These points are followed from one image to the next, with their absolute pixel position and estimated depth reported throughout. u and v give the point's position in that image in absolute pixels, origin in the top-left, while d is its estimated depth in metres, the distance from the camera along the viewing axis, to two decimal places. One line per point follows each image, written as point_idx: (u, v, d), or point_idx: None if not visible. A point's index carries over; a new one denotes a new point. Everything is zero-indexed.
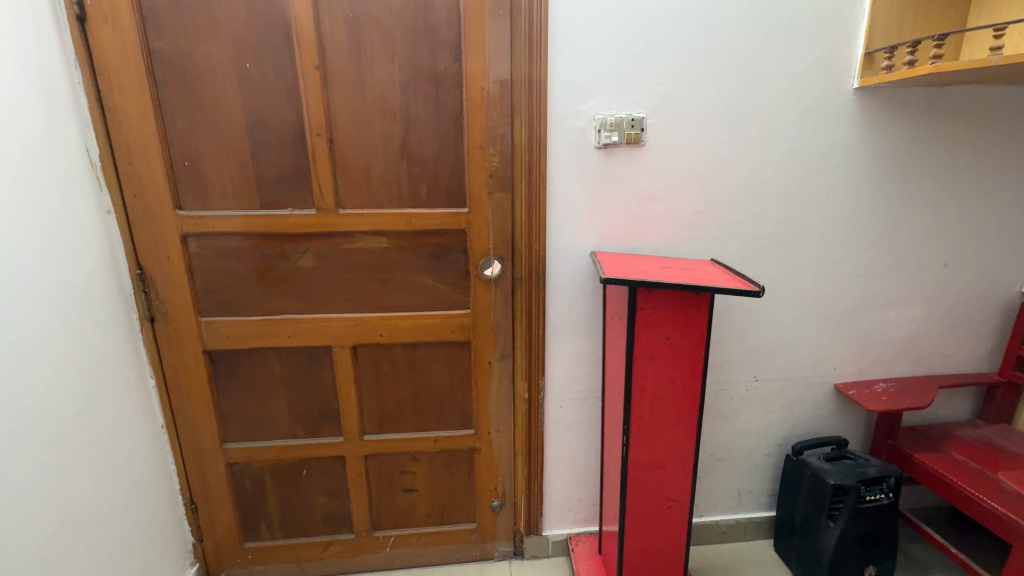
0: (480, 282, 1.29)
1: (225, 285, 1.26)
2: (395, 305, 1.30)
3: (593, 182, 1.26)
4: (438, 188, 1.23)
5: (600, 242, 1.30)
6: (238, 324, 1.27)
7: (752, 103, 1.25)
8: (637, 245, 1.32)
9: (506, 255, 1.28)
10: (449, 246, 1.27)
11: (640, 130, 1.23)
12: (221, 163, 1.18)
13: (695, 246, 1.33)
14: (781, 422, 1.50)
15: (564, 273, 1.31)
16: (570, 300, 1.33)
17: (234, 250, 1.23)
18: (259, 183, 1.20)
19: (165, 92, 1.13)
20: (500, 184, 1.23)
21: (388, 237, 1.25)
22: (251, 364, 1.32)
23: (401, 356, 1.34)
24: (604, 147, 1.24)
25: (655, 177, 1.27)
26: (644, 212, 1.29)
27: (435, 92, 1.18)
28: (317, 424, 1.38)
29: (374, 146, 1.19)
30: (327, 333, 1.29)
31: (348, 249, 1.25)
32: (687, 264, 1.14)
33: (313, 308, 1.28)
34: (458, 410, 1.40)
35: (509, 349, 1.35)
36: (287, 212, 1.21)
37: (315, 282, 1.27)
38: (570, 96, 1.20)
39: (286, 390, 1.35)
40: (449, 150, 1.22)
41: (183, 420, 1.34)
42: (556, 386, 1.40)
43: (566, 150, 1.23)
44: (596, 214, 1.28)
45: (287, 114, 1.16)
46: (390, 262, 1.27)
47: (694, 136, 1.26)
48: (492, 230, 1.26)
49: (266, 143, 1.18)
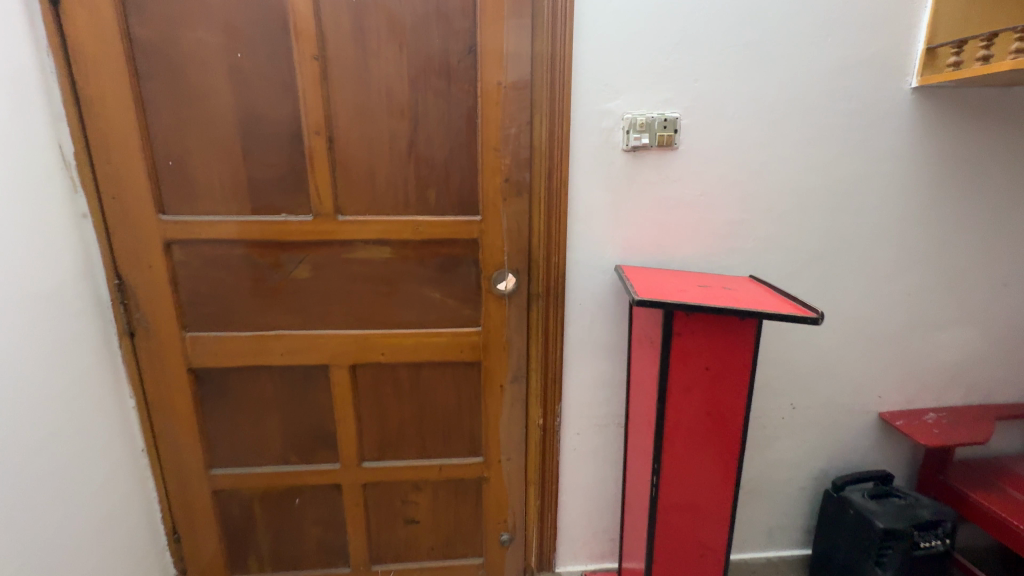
0: (491, 297, 1.17)
1: (212, 297, 1.14)
2: (399, 321, 1.18)
3: (620, 190, 1.14)
4: (448, 193, 1.11)
5: (625, 254, 1.18)
6: (227, 340, 1.16)
7: (797, 104, 1.12)
8: (665, 260, 1.19)
9: (522, 268, 1.16)
10: (459, 257, 1.15)
11: (673, 132, 1.10)
12: (210, 163, 1.06)
13: (729, 260, 1.21)
14: (819, 453, 1.37)
15: (585, 288, 1.19)
16: (591, 318, 1.21)
17: (223, 259, 1.12)
18: (251, 186, 1.08)
19: (148, 84, 1.02)
20: (517, 190, 1.11)
21: (393, 247, 1.13)
22: (240, 383, 1.20)
23: (404, 377, 1.22)
24: (633, 150, 1.11)
25: (687, 184, 1.15)
26: (674, 222, 1.17)
27: (447, 88, 1.06)
28: (311, 449, 1.26)
29: (379, 146, 1.07)
30: (323, 351, 1.18)
31: (348, 259, 1.13)
32: (727, 283, 1.01)
33: (309, 323, 1.17)
34: (466, 436, 1.28)
35: (523, 370, 1.23)
36: (281, 219, 1.09)
37: (312, 295, 1.15)
38: (595, 93, 1.08)
39: (279, 412, 1.23)
40: (461, 152, 1.10)
41: (166, 444, 1.22)
42: (573, 411, 1.27)
43: (591, 153, 1.11)
44: (621, 225, 1.16)
45: (283, 110, 1.05)
46: (394, 274, 1.15)
47: (732, 139, 1.13)
48: (507, 239, 1.14)
49: (260, 142, 1.06)
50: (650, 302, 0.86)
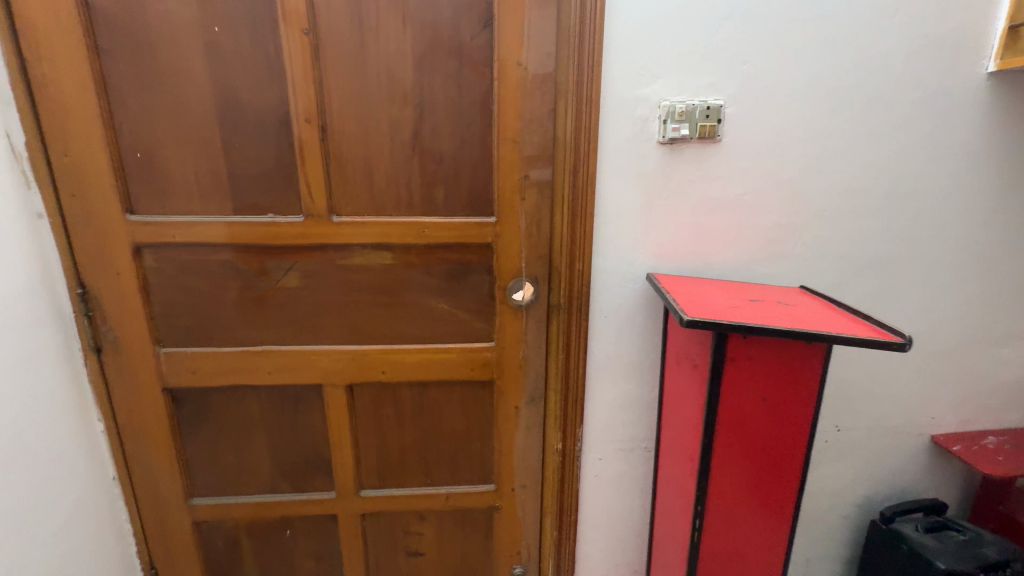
0: (507, 309, 1.04)
1: (190, 309, 1.00)
2: (402, 335, 1.05)
3: (655, 188, 1.00)
4: (458, 191, 0.97)
5: (658, 261, 1.04)
6: (207, 357, 1.02)
7: (857, 91, 0.99)
8: (703, 268, 1.05)
9: (541, 276, 1.03)
10: (470, 264, 1.01)
11: (716, 122, 0.96)
12: (184, 156, 0.92)
13: (775, 268, 1.06)
14: (864, 480, 1.24)
15: (612, 299, 1.05)
16: (617, 332, 1.07)
17: (200, 265, 0.98)
18: (232, 182, 0.94)
19: (111, 63, 0.88)
20: (537, 188, 0.97)
21: (395, 252, 0.99)
22: (222, 404, 1.07)
23: (407, 398, 1.09)
24: (670, 142, 0.97)
25: (730, 182, 1.01)
26: (714, 225, 1.03)
27: (458, 69, 0.92)
28: (303, 477, 1.13)
29: (380, 137, 0.93)
30: (315, 369, 1.04)
31: (343, 266, 0.99)
32: (783, 298, 0.88)
33: (300, 337, 1.03)
34: (476, 463, 1.15)
35: (541, 391, 1.10)
36: (267, 220, 0.95)
37: (303, 306, 1.01)
38: (628, 76, 0.94)
39: (266, 437, 1.09)
40: (474, 145, 0.96)
41: (140, 472, 1.09)
42: (595, 434, 1.14)
43: (622, 146, 0.97)
44: (655, 228, 1.02)
45: (268, 95, 0.90)
46: (396, 283, 1.01)
47: (782, 130, 0.99)
48: (525, 244, 1.00)
49: (241, 131, 0.92)
50: (707, 324, 0.73)
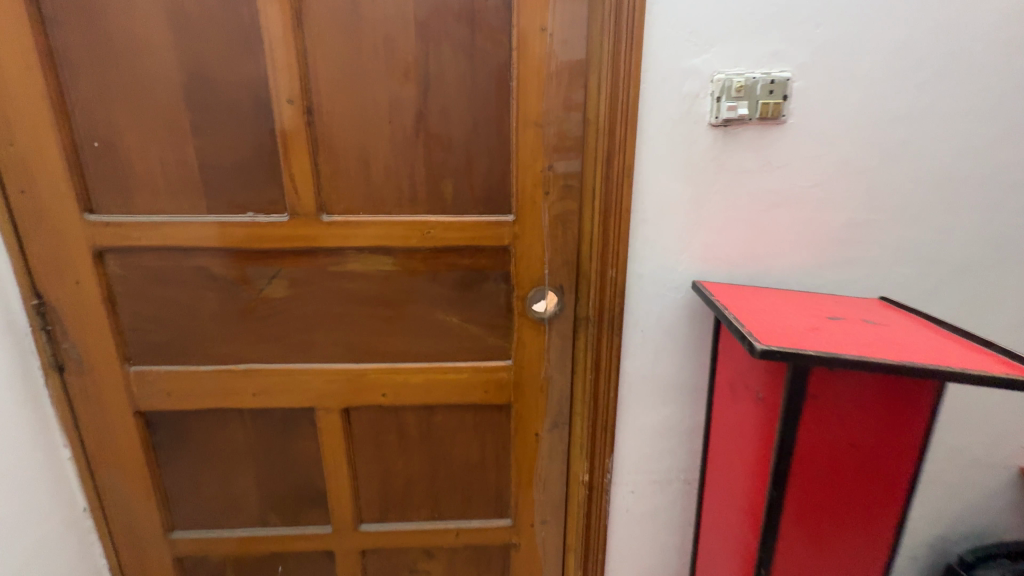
0: (526, 323, 0.89)
1: (162, 322, 0.87)
2: (404, 353, 0.90)
3: (704, 181, 0.83)
4: (469, 184, 0.82)
5: (705, 267, 0.88)
6: (183, 377, 0.89)
7: (956, 59, 0.80)
8: (760, 275, 0.89)
9: (567, 284, 0.87)
10: (483, 270, 0.86)
11: (781, 99, 0.80)
12: (149, 145, 0.78)
13: (846, 274, 0.89)
14: (938, 517, 1.07)
15: (650, 310, 0.90)
16: (655, 349, 0.92)
17: (172, 272, 0.84)
18: (205, 177, 0.80)
19: (59, 35, 0.74)
20: (563, 180, 0.82)
21: (396, 257, 0.85)
22: (203, 429, 0.94)
23: (411, 424, 0.95)
24: (724, 125, 0.81)
25: (796, 173, 0.84)
26: (774, 224, 0.86)
27: (469, 37, 0.76)
28: (295, 509, 1.00)
29: (377, 120, 0.78)
30: (306, 392, 0.91)
31: (336, 273, 0.85)
32: (869, 316, 0.71)
33: (288, 355, 0.89)
34: (490, 495, 1.01)
35: (565, 416, 0.95)
36: (246, 220, 0.81)
37: (290, 319, 0.87)
38: (675, 44, 0.77)
39: (253, 465, 0.96)
40: (489, 130, 0.80)
41: (113, 504, 0.96)
42: (628, 463, 0.99)
43: (666, 130, 0.81)
44: (703, 227, 0.86)
45: (243, 71, 0.75)
46: (397, 293, 0.87)
47: (861, 109, 0.82)
48: (548, 248, 0.85)
49: (213, 115, 0.77)
50: (788, 357, 0.57)
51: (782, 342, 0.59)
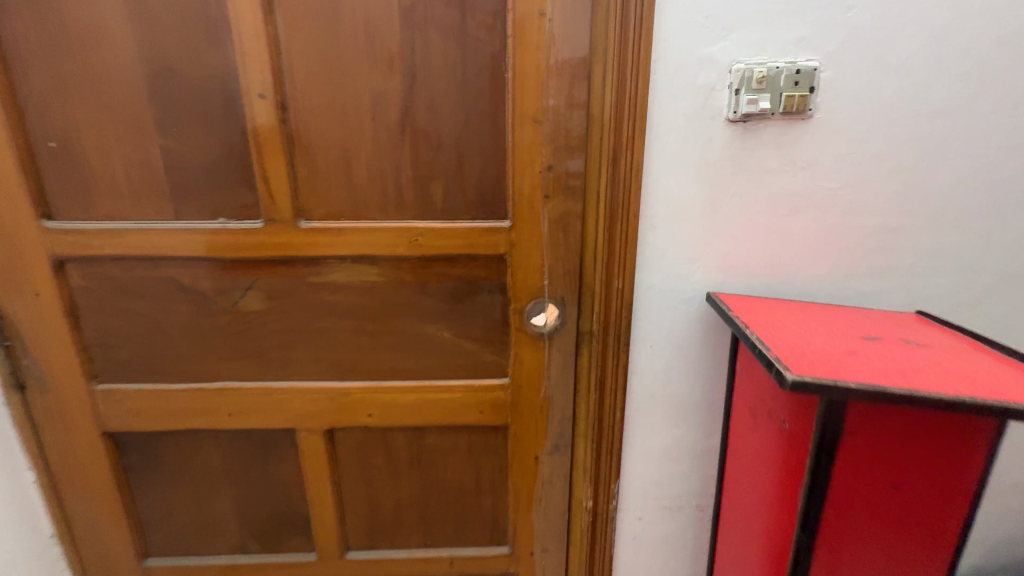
0: (524, 337, 0.81)
1: (129, 337, 0.80)
2: (392, 370, 0.83)
3: (721, 182, 0.75)
4: (460, 187, 0.74)
5: (721, 276, 0.80)
6: (153, 396, 0.82)
7: (1006, 46, 0.72)
8: (782, 285, 0.80)
9: (569, 296, 0.79)
10: (477, 281, 0.79)
11: (807, 91, 0.72)
12: (110, 145, 0.72)
13: (877, 285, 0.81)
14: (975, 547, 0.98)
15: (660, 324, 0.82)
16: (665, 365, 0.84)
17: (138, 284, 0.78)
18: (172, 179, 0.73)
19: (8, 23, 0.67)
20: (564, 183, 0.74)
21: (381, 266, 0.77)
22: (177, 451, 0.87)
23: (401, 446, 0.88)
24: (743, 120, 0.73)
25: (822, 173, 0.76)
26: (798, 229, 0.78)
27: (460, 24, 0.68)
28: (277, 536, 0.93)
29: (358, 116, 0.70)
30: (286, 412, 0.84)
31: (317, 284, 0.78)
32: (910, 336, 0.63)
33: (266, 372, 0.82)
34: (486, 522, 0.94)
35: (567, 438, 0.88)
36: (217, 227, 0.74)
37: (268, 334, 0.80)
38: (689, 30, 0.70)
39: (231, 489, 0.90)
40: (482, 127, 0.72)
41: (82, 530, 0.90)
42: (635, 489, 0.91)
43: (678, 126, 0.73)
44: (719, 233, 0.78)
45: (210, 63, 0.68)
46: (383, 306, 0.79)
47: (897, 101, 0.73)
48: (547, 257, 0.77)
49: (179, 112, 0.70)
50: (824, 390, 0.49)
51: (817, 370, 0.51)
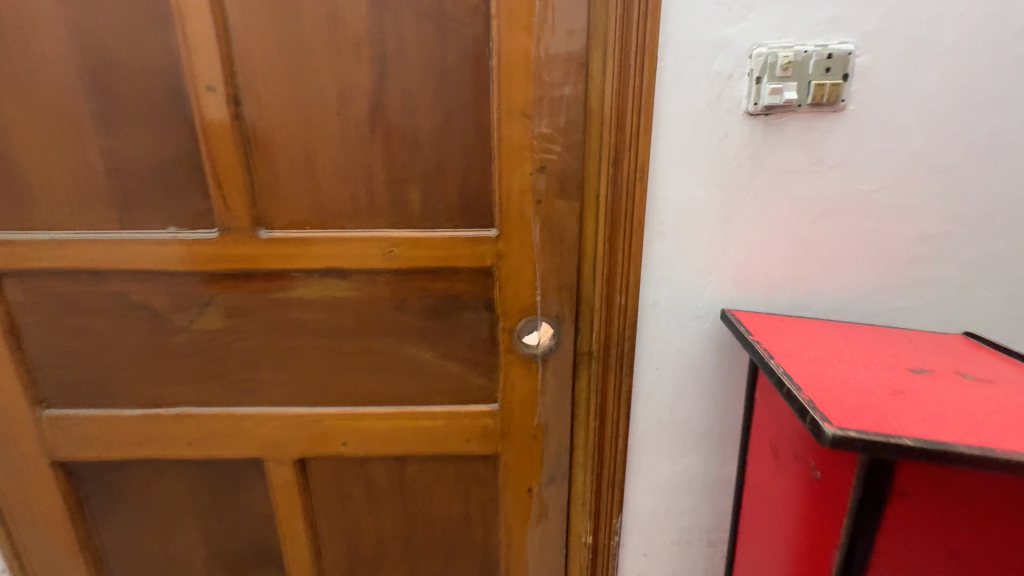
0: (515, 359, 0.72)
1: (77, 359, 0.72)
2: (368, 395, 0.75)
3: (738, 184, 0.66)
4: (440, 191, 0.65)
5: (737, 291, 0.70)
6: (106, 423, 0.75)
7: None
8: (807, 300, 0.71)
9: (565, 313, 0.70)
10: (461, 297, 0.70)
11: (840, 79, 0.62)
12: (44, 145, 0.63)
13: (918, 300, 0.71)
14: None
15: (668, 344, 0.73)
16: (674, 389, 0.75)
17: (84, 300, 0.69)
18: (115, 184, 0.65)
19: None
20: (558, 186, 0.65)
21: (352, 281, 0.69)
22: (135, 480, 0.79)
23: (380, 476, 0.80)
24: (765, 113, 0.63)
25: (855, 173, 0.66)
26: (825, 237, 0.68)
27: (438, 4, 0.59)
28: (248, 571, 0.85)
29: (322, 111, 0.62)
30: (252, 440, 0.76)
31: (281, 301, 0.70)
32: (965, 369, 0.53)
33: (228, 397, 0.74)
34: (475, 557, 0.85)
35: (564, 468, 0.79)
36: (167, 237, 0.66)
37: (229, 355, 0.72)
38: (702, 9, 0.60)
39: (196, 521, 0.82)
40: (464, 122, 0.63)
41: (36, 566, 0.82)
42: (640, 523, 0.82)
43: (690, 120, 0.63)
44: (735, 242, 0.68)
45: (153, 51, 0.60)
46: (356, 324, 0.71)
47: (944, 90, 0.63)
48: (540, 270, 0.68)
49: (120, 107, 0.62)
50: (874, 449, 0.39)
51: (863, 420, 0.41)
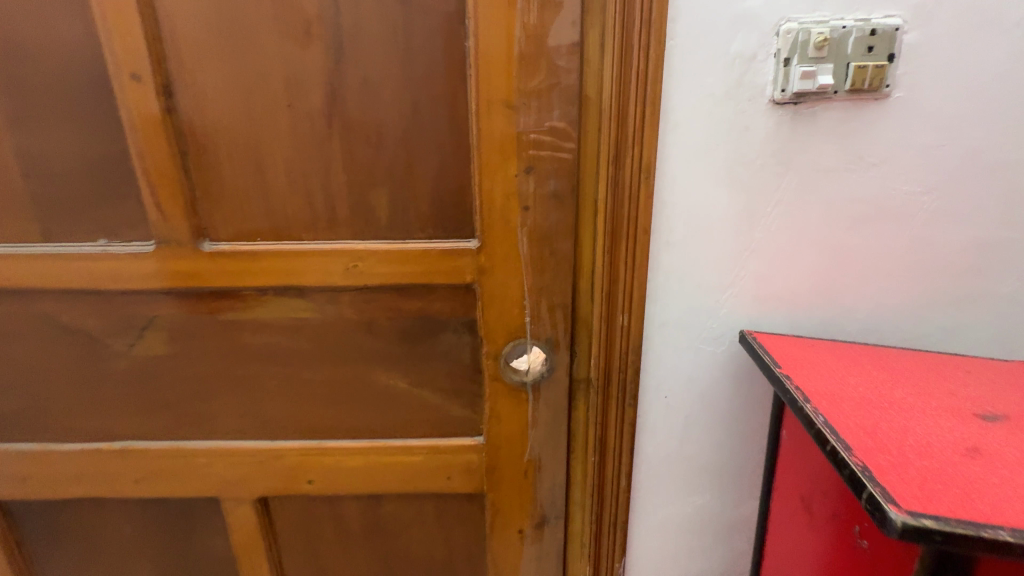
0: (501, 388, 0.63)
1: (5, 388, 0.64)
2: (335, 427, 0.66)
3: (761, 186, 0.56)
4: (411, 196, 0.56)
5: (758, 309, 0.61)
6: (41, 459, 0.66)
7: None
8: (840, 319, 0.61)
9: (558, 335, 0.61)
10: (438, 317, 0.61)
11: (884, 60, 0.52)
12: None
13: (969, 319, 0.61)
14: None
15: (677, 369, 0.63)
16: (685, 420, 0.66)
17: (8, 322, 0.61)
18: (35, 190, 0.56)
19: None
20: (549, 189, 0.55)
21: (312, 300, 0.60)
22: (79, 520, 0.71)
23: (352, 516, 0.71)
24: (794, 102, 0.54)
25: (899, 172, 0.56)
26: (861, 247, 0.59)
27: None
28: None
29: (269, 103, 0.52)
30: (206, 478, 0.67)
31: (233, 323, 0.61)
32: None
33: (178, 429, 0.66)
34: None
35: (559, 508, 0.69)
36: (96, 251, 0.57)
37: (176, 383, 0.63)
38: None
39: (150, 565, 0.73)
40: (437, 115, 0.54)
41: None
42: (646, 567, 0.73)
43: (704, 110, 0.54)
44: (756, 253, 0.59)
45: (68, 33, 0.51)
46: (319, 349, 0.62)
47: (1008, 72, 0.53)
48: (529, 286, 0.59)
49: (34, 101, 0.53)
50: (956, 545, 0.29)
51: (939, 500, 0.31)
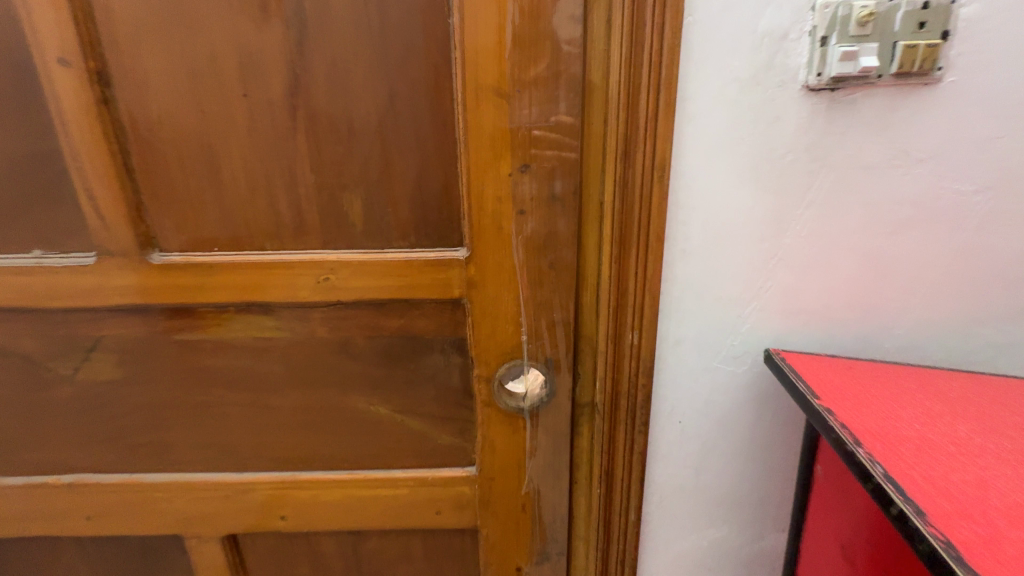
0: (495, 415, 0.56)
1: None
2: (309, 458, 0.59)
3: (791, 186, 0.49)
4: (390, 199, 0.49)
5: (785, 325, 0.54)
6: None
7: None
8: (877, 336, 0.54)
9: (559, 356, 0.54)
10: (422, 336, 0.54)
11: (937, 38, 0.45)
12: None
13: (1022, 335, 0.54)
14: None
15: (693, 392, 0.56)
16: (701, 448, 0.59)
17: None
18: None
19: None
20: (547, 191, 0.48)
21: (279, 318, 0.53)
22: (30, 559, 0.64)
23: (331, 553, 0.64)
24: (831, 88, 0.46)
25: (949, 168, 0.49)
26: (904, 255, 0.51)
27: None
28: None
29: (222, 93, 0.45)
30: (166, 514, 0.60)
31: (191, 343, 0.54)
32: None
33: (134, 461, 0.58)
34: None
35: (561, 546, 0.62)
36: (31, 263, 0.50)
37: (130, 411, 0.56)
38: None
39: None
40: (418, 106, 0.47)
41: None
42: None
43: (727, 99, 0.46)
44: (784, 262, 0.51)
45: None
46: (289, 372, 0.55)
47: None
48: (525, 301, 0.52)
49: None
50: None
51: None
